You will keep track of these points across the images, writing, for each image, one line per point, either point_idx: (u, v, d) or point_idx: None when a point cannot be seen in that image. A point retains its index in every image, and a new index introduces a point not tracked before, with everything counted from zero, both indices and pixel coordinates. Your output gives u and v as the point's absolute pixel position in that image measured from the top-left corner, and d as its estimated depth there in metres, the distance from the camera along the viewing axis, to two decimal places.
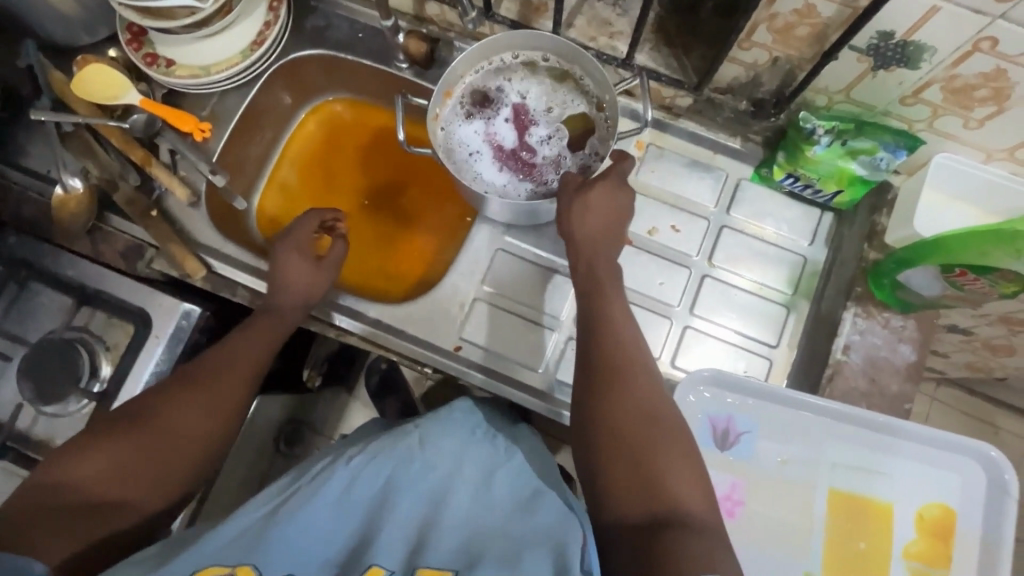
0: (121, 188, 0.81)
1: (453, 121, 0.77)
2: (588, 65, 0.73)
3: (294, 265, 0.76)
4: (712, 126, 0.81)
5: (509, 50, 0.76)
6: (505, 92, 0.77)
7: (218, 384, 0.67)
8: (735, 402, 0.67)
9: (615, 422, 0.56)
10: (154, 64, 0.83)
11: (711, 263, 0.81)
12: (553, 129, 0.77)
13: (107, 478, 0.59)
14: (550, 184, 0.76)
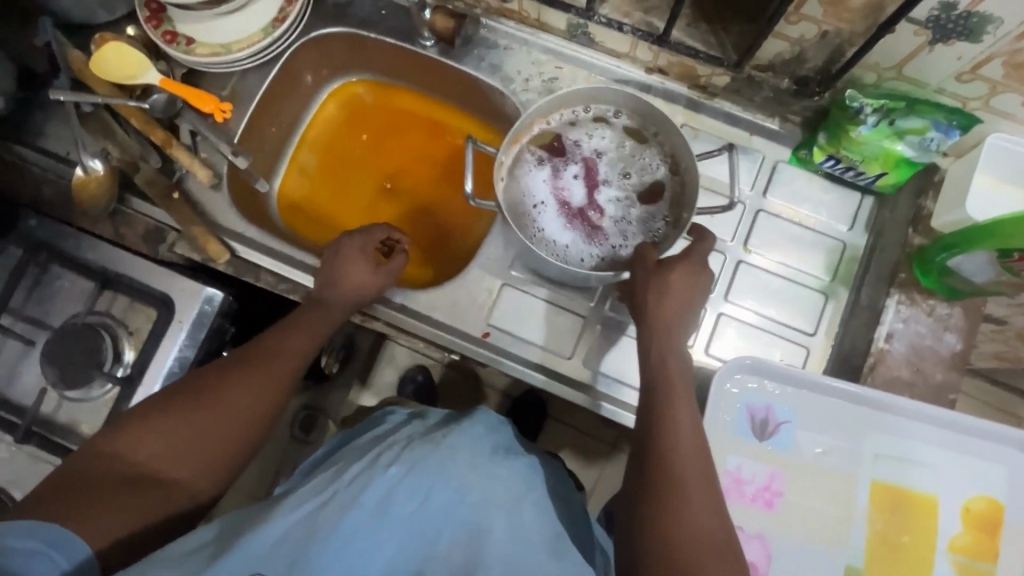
0: (142, 169, 0.80)
1: (518, 167, 0.70)
2: (669, 126, 0.66)
3: (354, 268, 0.73)
4: (749, 107, 0.79)
5: (584, 102, 0.69)
6: (578, 145, 0.70)
7: (275, 370, 0.66)
8: (775, 390, 0.66)
9: (672, 520, 0.52)
10: (173, 42, 0.81)
11: (746, 248, 0.78)
12: (626, 194, 0.70)
13: (166, 459, 0.59)
14: (617, 253, 0.69)
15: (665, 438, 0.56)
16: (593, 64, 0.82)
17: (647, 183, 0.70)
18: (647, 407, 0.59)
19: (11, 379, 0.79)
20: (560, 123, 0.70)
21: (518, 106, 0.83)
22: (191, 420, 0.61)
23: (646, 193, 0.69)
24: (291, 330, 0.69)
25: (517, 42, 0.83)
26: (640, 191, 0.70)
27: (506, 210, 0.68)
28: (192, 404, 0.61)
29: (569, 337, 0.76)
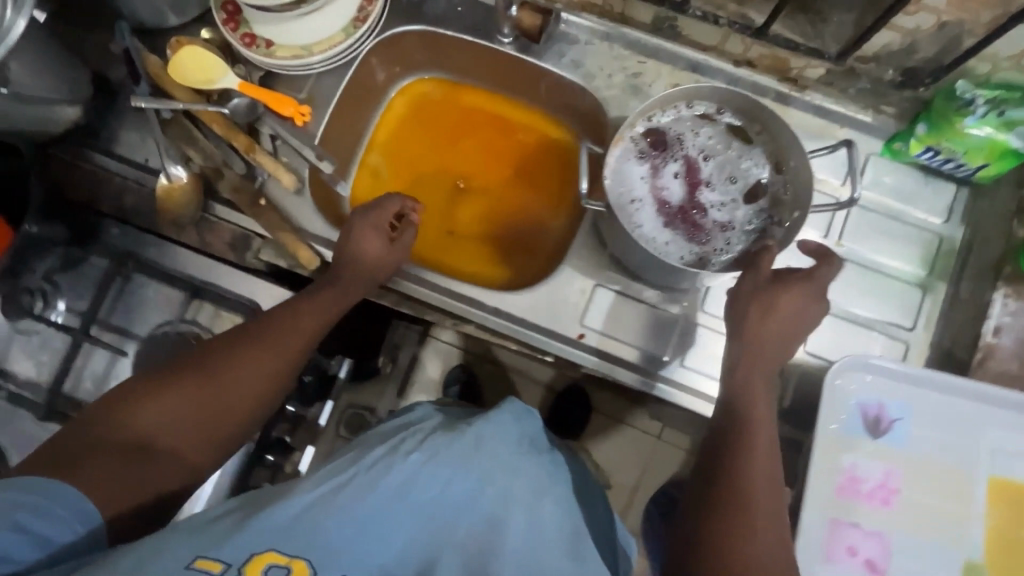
0: (227, 176, 0.79)
1: (619, 162, 0.69)
2: (778, 127, 0.66)
3: (366, 243, 0.68)
4: (841, 98, 0.77)
5: (689, 99, 0.69)
6: (678, 141, 0.69)
7: (276, 345, 0.64)
8: (888, 387, 0.65)
9: (730, 526, 0.53)
10: (253, 45, 0.79)
11: (840, 242, 0.77)
12: (727, 194, 0.69)
13: (165, 428, 0.57)
14: (720, 253, 0.68)
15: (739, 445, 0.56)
16: (678, 58, 0.81)
17: (751, 186, 0.69)
18: (726, 413, 0.59)
19: (101, 390, 0.79)
20: (660, 120, 0.70)
21: (600, 102, 0.82)
22: (188, 397, 0.59)
23: (748, 192, 0.69)
24: (296, 308, 0.66)
25: (599, 37, 0.82)
26: (741, 191, 0.69)
27: (612, 202, 0.67)
28: (193, 374, 0.60)
29: (663, 337, 0.76)
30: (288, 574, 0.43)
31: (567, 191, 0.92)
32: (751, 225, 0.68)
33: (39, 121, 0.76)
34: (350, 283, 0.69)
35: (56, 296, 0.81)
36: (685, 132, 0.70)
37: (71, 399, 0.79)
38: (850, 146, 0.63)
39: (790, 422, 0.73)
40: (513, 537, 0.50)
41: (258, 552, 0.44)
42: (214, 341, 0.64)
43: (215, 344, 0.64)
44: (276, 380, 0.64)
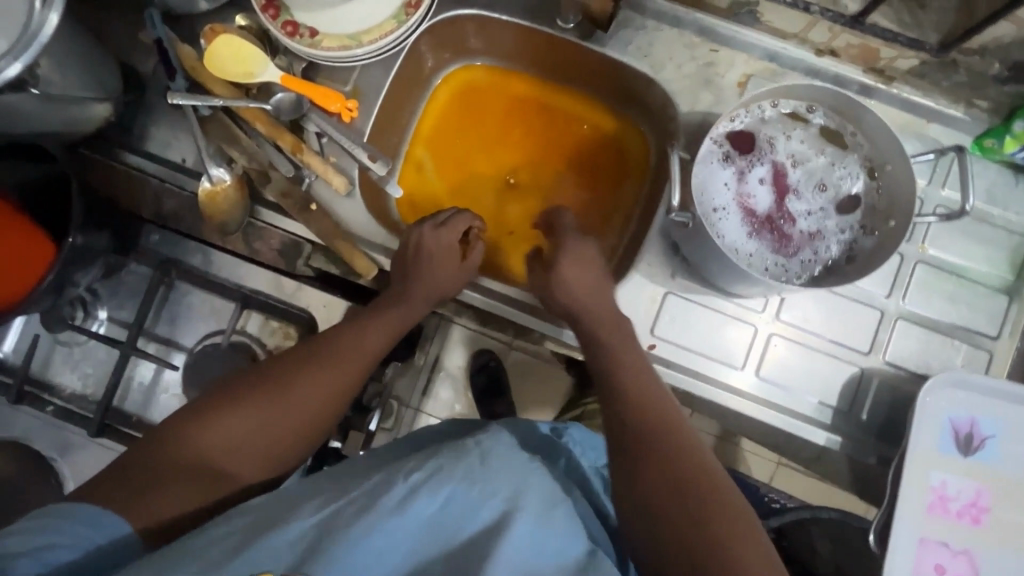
0: (273, 178, 0.74)
1: (705, 166, 0.64)
2: (876, 127, 0.62)
3: (441, 260, 0.68)
4: (931, 91, 0.72)
5: (774, 99, 0.65)
6: (768, 144, 0.66)
7: (345, 366, 0.60)
8: (981, 404, 0.63)
9: (661, 493, 0.50)
10: (295, 34, 0.73)
11: (923, 246, 0.73)
12: (820, 203, 0.66)
13: (230, 454, 0.54)
14: (808, 266, 0.65)
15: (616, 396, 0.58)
16: (755, 46, 0.75)
17: (844, 194, 0.66)
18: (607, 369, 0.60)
19: (148, 403, 0.78)
20: (747, 121, 0.65)
21: (668, 95, 0.76)
22: (256, 416, 0.55)
23: (838, 200, 0.66)
24: (365, 324, 0.63)
25: (668, 22, 0.76)
26: (834, 198, 0.66)
27: (701, 212, 0.62)
28: (258, 395, 0.56)
29: (740, 348, 0.72)
30: None
31: (625, 186, 0.87)
32: (847, 235, 0.65)
33: (69, 121, 0.71)
34: (417, 297, 0.66)
35: (96, 305, 0.79)
36: (773, 135, 0.66)
37: (120, 413, 0.77)
38: (961, 152, 0.59)
39: (870, 435, 0.70)
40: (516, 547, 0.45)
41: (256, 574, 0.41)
42: (281, 354, 0.61)
43: (282, 358, 0.60)
44: (342, 402, 0.60)
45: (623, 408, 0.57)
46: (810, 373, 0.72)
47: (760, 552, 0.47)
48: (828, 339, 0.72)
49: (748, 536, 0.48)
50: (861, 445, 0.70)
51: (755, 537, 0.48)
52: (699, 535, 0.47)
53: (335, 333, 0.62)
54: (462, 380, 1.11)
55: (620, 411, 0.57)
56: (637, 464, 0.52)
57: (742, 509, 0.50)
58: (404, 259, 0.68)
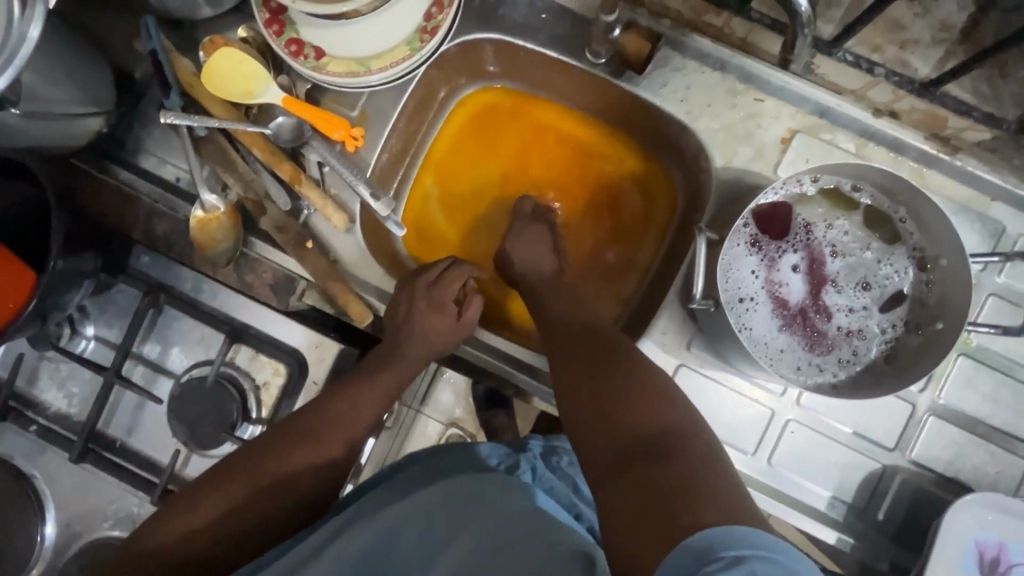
0: (268, 211, 0.69)
1: (731, 250, 0.58)
2: (932, 217, 0.55)
3: (434, 323, 0.64)
4: (1001, 168, 0.64)
5: (814, 173, 0.58)
6: (804, 229, 0.59)
7: (326, 446, 0.60)
8: (1015, 529, 0.58)
9: (586, 380, 0.54)
10: (300, 55, 0.67)
11: (968, 338, 0.66)
12: (859, 297, 0.59)
13: (216, 536, 0.57)
14: (846, 365, 0.58)
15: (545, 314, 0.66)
16: (806, 99, 0.66)
17: (888, 290, 0.59)
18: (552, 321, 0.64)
19: (133, 427, 0.76)
20: (785, 200, 0.59)
21: (701, 146, 0.69)
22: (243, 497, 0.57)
23: (881, 296, 0.59)
24: (354, 398, 0.62)
25: (710, 65, 0.68)
26: (875, 292, 0.59)
27: (724, 305, 0.57)
28: (238, 480, 0.57)
29: (753, 432, 0.67)
30: None
31: (648, 234, 0.81)
32: (885, 333, 0.59)
33: (57, 135, 0.66)
34: (410, 362, 0.65)
35: (84, 322, 0.76)
36: (810, 218, 0.59)
37: (104, 437, 0.75)
38: None
39: (885, 537, 0.66)
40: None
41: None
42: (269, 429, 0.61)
43: (268, 435, 0.60)
44: (323, 478, 0.61)
45: (555, 322, 0.64)
46: (825, 465, 0.67)
47: (670, 414, 0.48)
48: (850, 429, 0.67)
49: (657, 401, 0.50)
50: (874, 548, 0.65)
51: (674, 404, 0.49)
52: (612, 409, 0.50)
53: (322, 406, 0.61)
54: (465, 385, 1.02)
55: (553, 334, 0.62)
56: (568, 362, 0.58)
57: (658, 380, 0.52)
58: (394, 319, 0.66)
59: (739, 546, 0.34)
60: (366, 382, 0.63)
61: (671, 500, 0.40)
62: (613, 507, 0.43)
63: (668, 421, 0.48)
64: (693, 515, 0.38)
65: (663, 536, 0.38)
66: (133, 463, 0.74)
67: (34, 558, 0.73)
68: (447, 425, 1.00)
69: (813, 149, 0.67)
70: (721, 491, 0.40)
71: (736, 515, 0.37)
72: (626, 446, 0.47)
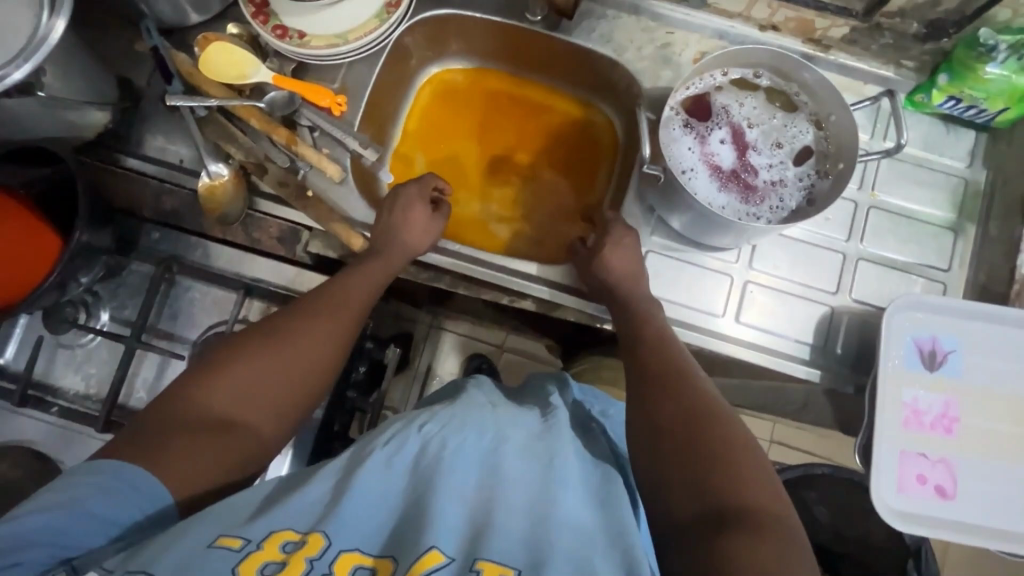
0: (270, 170, 0.78)
1: (668, 135, 0.72)
2: (815, 84, 0.70)
3: (412, 215, 0.73)
4: (864, 55, 0.81)
5: (721, 67, 0.73)
6: (723, 110, 0.73)
7: (339, 315, 0.64)
8: (939, 323, 0.69)
9: (681, 431, 0.55)
10: (285, 37, 0.78)
11: (874, 192, 0.80)
12: (776, 156, 0.72)
13: (242, 402, 0.55)
14: (776, 211, 0.71)
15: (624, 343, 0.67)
16: (707, 26, 0.83)
17: (796, 149, 0.72)
18: (646, 353, 0.64)
19: (154, 396, 0.79)
20: (703, 91, 0.73)
21: (631, 74, 0.83)
22: (262, 364, 0.57)
23: (794, 152, 0.72)
24: (352, 284, 0.68)
25: (626, 11, 0.83)
26: (790, 152, 0.72)
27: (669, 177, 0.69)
28: (260, 346, 0.59)
29: (718, 296, 0.77)
30: (304, 545, 0.45)
31: (602, 165, 0.94)
32: (803, 182, 0.72)
33: (69, 124, 0.74)
34: (398, 254, 0.71)
35: (98, 306, 0.80)
36: (727, 101, 0.73)
37: (127, 409, 0.79)
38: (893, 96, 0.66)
39: (846, 367, 0.76)
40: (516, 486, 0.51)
41: (276, 531, 0.45)
42: (277, 314, 0.63)
43: (277, 316, 0.63)
44: (338, 345, 0.63)
45: (634, 346, 0.65)
46: (786, 315, 0.77)
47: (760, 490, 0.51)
48: (799, 282, 0.78)
49: (737, 448, 0.54)
50: (838, 377, 0.75)
51: (756, 464, 0.53)
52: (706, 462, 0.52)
53: (324, 291, 0.66)
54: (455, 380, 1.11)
55: (640, 368, 0.62)
56: (649, 390, 0.59)
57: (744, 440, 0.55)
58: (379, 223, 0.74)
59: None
60: (360, 275, 0.69)
61: None
62: None
63: (750, 498, 0.50)
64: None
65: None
66: None
67: None
68: None
69: None
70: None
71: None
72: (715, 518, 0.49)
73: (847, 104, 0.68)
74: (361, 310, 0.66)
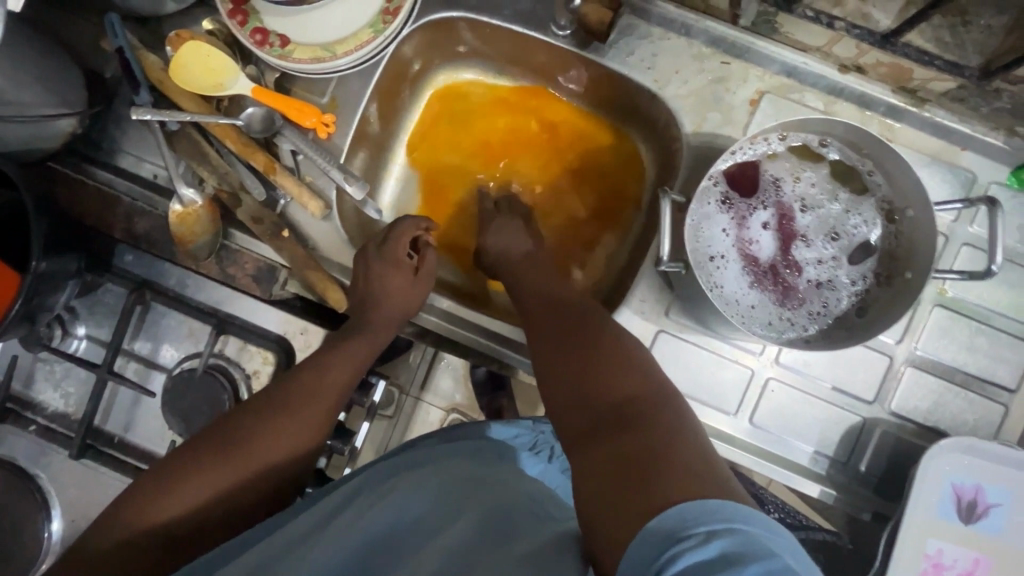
0: (245, 202, 0.70)
1: (700, 211, 0.59)
2: (895, 166, 0.56)
3: (392, 280, 0.67)
4: (969, 116, 0.64)
5: (779, 130, 0.59)
6: (772, 185, 0.60)
7: (300, 415, 0.62)
8: (988, 471, 0.59)
9: (577, 376, 0.51)
10: (265, 43, 0.67)
11: (943, 288, 0.67)
12: (829, 249, 0.60)
13: (190, 521, 0.56)
14: (816, 318, 0.60)
15: (534, 310, 0.63)
16: (773, 59, 0.67)
17: (854, 244, 0.60)
18: (543, 307, 0.63)
19: (130, 422, 0.77)
20: (752, 158, 0.60)
21: (671, 113, 0.69)
22: (219, 465, 0.57)
23: (851, 247, 0.60)
24: (325, 370, 0.64)
25: (675, 30, 0.68)
26: (845, 247, 0.60)
27: (693, 272, 0.58)
28: (210, 456, 0.58)
29: (733, 391, 0.68)
30: None
31: (627, 204, 0.81)
32: (855, 286, 0.60)
33: (28, 137, 0.66)
34: (380, 327, 0.68)
35: (75, 322, 0.76)
36: (782, 176, 0.60)
37: (102, 433, 0.77)
38: (994, 207, 0.53)
39: (867, 489, 0.67)
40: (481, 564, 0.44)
41: None
42: (246, 404, 0.62)
43: (245, 409, 0.62)
44: (299, 447, 0.62)
45: (547, 314, 0.61)
46: (807, 421, 0.68)
47: (654, 385, 0.48)
48: (830, 385, 0.68)
49: (631, 375, 0.49)
50: (856, 499, 0.67)
51: (649, 378, 0.49)
52: (589, 380, 0.50)
53: (296, 376, 0.64)
54: (462, 370, 1.07)
55: (538, 317, 0.62)
56: (553, 351, 0.55)
57: (647, 369, 0.50)
58: (357, 285, 0.68)
59: (711, 521, 0.34)
60: (333, 356, 0.65)
61: (653, 473, 0.38)
62: (593, 504, 0.40)
63: (636, 389, 0.47)
64: (653, 492, 0.37)
65: (631, 512, 0.37)
66: (132, 457, 0.76)
67: (42, 554, 0.75)
68: (448, 411, 1.06)
69: (782, 108, 0.67)
70: (697, 458, 0.40)
71: (709, 490, 0.36)
72: (600, 414, 0.47)
73: (931, 202, 0.54)
74: (335, 402, 0.64)
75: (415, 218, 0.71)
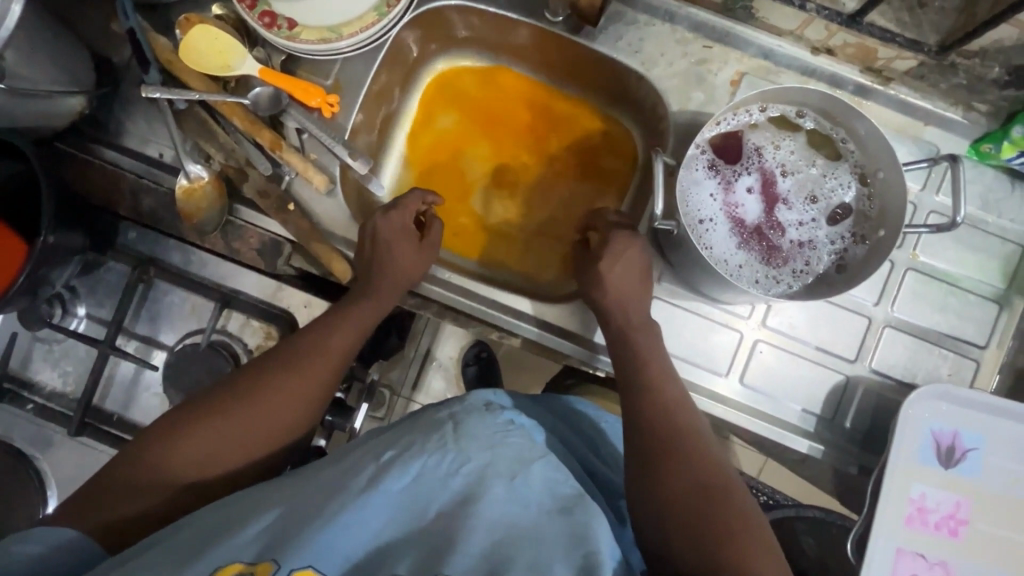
0: (252, 177, 0.73)
1: (689, 177, 0.63)
2: (865, 132, 0.61)
3: (399, 246, 0.70)
4: (931, 93, 0.70)
5: (759, 102, 0.64)
6: (755, 153, 0.65)
7: (308, 371, 0.62)
8: (963, 416, 0.63)
9: (700, 529, 0.50)
10: (273, 26, 0.70)
11: (916, 252, 0.71)
12: (810, 211, 0.64)
13: (205, 469, 0.57)
14: (799, 276, 0.64)
15: (639, 422, 0.58)
16: (751, 43, 0.72)
17: (833, 206, 0.64)
18: (648, 397, 0.59)
19: (129, 401, 0.77)
20: (735, 128, 0.64)
21: (657, 93, 0.74)
22: (230, 417, 0.58)
23: (829, 210, 0.64)
24: (333, 330, 0.65)
25: (660, 16, 0.73)
26: (825, 209, 0.64)
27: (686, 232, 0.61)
28: (220, 408, 0.58)
29: (722, 354, 0.71)
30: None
31: (620, 184, 0.84)
32: (834, 245, 0.64)
33: (39, 114, 0.68)
34: (385, 289, 0.69)
35: (75, 302, 0.77)
36: (764, 143, 0.65)
37: (101, 412, 0.76)
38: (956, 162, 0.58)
39: (852, 444, 0.70)
40: (491, 507, 0.46)
41: (219, 567, 0.42)
42: (256, 360, 0.63)
43: (255, 364, 0.63)
44: (315, 398, 0.63)
45: (652, 407, 0.59)
46: (794, 381, 0.71)
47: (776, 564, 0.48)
48: (814, 346, 0.71)
49: (746, 530, 0.50)
50: (843, 454, 0.70)
51: (762, 536, 0.50)
52: (707, 522, 0.50)
53: (305, 335, 0.65)
54: (454, 369, 1.08)
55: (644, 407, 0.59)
56: (665, 463, 0.54)
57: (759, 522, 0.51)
58: (366, 252, 0.70)
59: None
60: (340, 319, 0.67)
61: None
62: None
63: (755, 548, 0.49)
64: None
65: None
66: (132, 436, 0.76)
67: None
68: None
69: (759, 88, 0.72)
70: None
71: None
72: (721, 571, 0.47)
73: (900, 163, 0.59)
74: (341, 359, 0.65)
75: (422, 192, 0.73)
